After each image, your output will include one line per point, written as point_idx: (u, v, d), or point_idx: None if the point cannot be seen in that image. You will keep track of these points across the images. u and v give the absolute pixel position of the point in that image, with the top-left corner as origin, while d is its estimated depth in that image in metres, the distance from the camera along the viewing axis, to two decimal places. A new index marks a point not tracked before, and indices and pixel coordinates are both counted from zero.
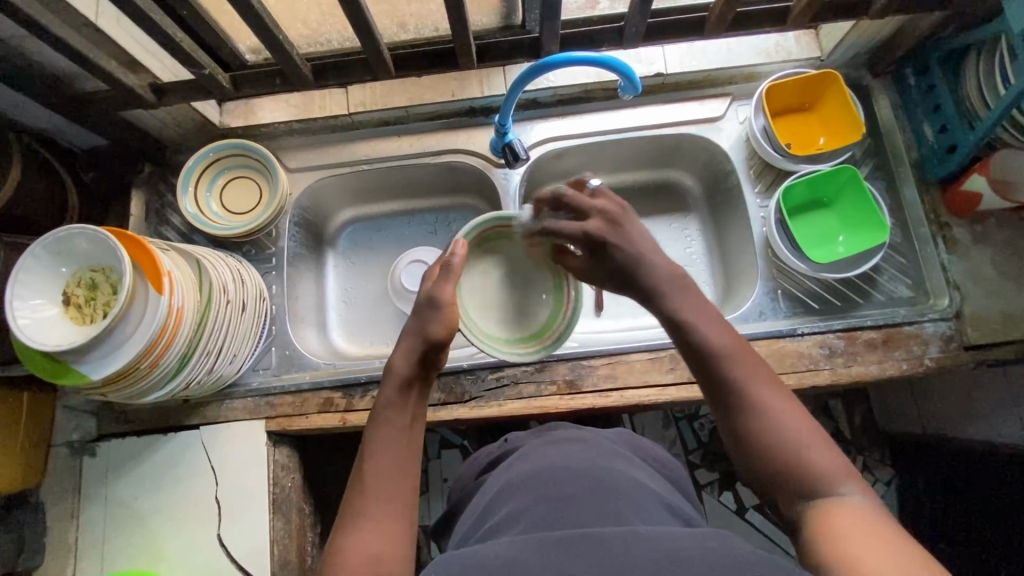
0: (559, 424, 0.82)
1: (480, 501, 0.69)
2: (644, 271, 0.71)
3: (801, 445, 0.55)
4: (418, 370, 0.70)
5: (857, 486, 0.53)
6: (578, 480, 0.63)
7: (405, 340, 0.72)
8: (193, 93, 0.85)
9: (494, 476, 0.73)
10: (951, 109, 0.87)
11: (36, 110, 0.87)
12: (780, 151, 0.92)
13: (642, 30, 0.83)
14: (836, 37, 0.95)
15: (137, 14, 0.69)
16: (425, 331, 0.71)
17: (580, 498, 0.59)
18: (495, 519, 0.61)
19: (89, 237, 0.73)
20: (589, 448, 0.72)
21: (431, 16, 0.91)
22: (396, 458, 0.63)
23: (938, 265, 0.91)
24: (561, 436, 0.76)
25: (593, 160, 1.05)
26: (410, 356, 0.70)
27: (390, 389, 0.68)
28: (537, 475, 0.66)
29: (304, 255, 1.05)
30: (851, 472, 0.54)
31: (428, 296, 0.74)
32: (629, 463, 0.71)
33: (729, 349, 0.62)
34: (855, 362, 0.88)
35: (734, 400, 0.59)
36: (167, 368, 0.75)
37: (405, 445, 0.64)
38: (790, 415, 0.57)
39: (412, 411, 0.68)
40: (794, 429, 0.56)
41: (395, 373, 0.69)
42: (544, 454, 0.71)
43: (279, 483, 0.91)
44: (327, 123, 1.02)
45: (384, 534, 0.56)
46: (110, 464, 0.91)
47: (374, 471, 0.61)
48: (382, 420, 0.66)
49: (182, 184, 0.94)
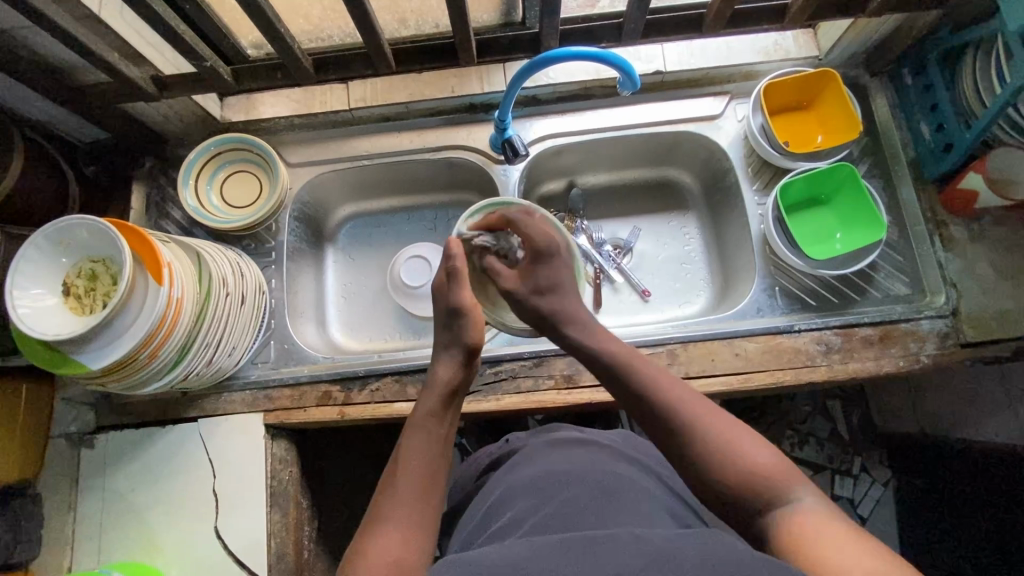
0: (560, 426, 0.82)
1: (484, 502, 0.70)
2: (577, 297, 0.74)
3: (748, 455, 0.56)
4: (462, 380, 0.71)
5: (806, 487, 0.54)
6: (582, 484, 0.63)
7: (449, 351, 0.73)
8: (194, 87, 0.86)
9: (497, 479, 0.73)
10: (949, 109, 0.87)
11: (38, 102, 0.88)
12: (777, 149, 0.92)
13: (641, 26, 0.84)
14: (834, 36, 0.96)
15: (139, 5, 0.70)
16: (461, 340, 0.72)
17: (586, 502, 0.60)
18: (500, 523, 0.62)
19: (90, 228, 0.73)
20: (588, 451, 0.73)
21: (432, 13, 0.92)
22: (427, 465, 0.64)
23: (935, 263, 0.91)
24: (562, 438, 0.77)
25: (592, 157, 1.06)
26: (459, 367, 0.72)
27: (434, 400, 0.69)
28: (539, 481, 0.66)
29: (303, 250, 1.05)
30: (798, 472, 0.55)
31: (450, 306, 0.73)
32: (635, 470, 0.71)
33: (662, 383, 0.63)
34: (852, 359, 0.88)
35: (680, 434, 0.59)
36: (166, 359, 0.76)
37: (438, 452, 0.65)
38: (735, 431, 0.58)
39: (450, 421, 0.69)
40: (741, 443, 0.57)
41: (439, 386, 0.70)
42: (545, 458, 0.71)
43: (276, 476, 0.91)
44: (327, 119, 1.02)
45: (402, 540, 0.57)
46: (108, 457, 0.91)
47: (403, 477, 0.62)
48: (423, 428, 0.67)
49: (184, 176, 0.95)
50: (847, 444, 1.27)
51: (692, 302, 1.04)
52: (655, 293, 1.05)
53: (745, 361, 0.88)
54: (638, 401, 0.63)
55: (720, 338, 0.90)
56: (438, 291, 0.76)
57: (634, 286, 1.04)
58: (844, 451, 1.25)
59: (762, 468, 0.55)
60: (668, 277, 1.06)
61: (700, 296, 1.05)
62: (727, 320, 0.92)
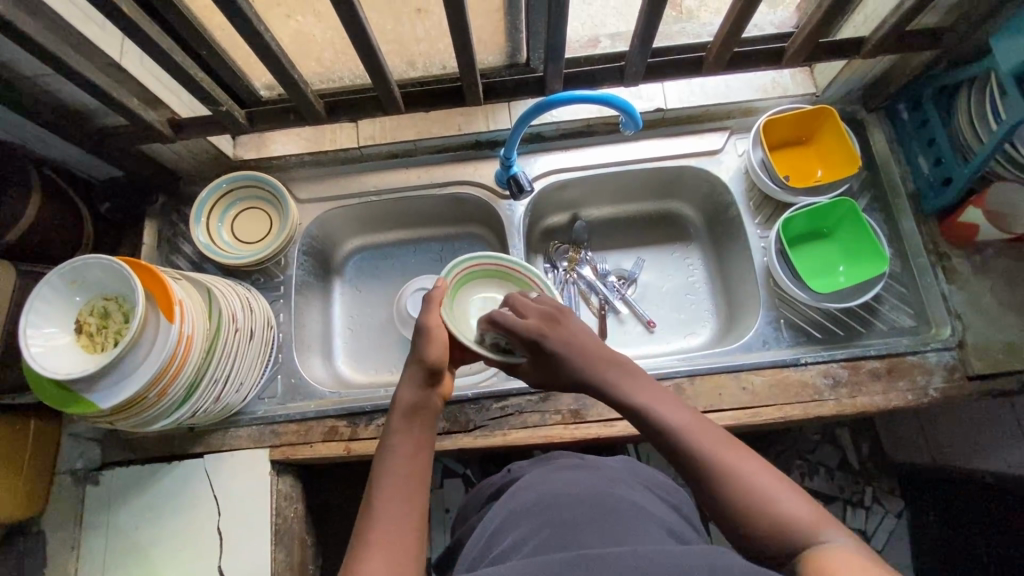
0: (563, 453, 0.81)
1: (485, 527, 0.69)
2: (574, 373, 0.72)
3: (776, 501, 0.55)
4: (423, 397, 0.70)
5: (837, 531, 0.53)
6: (586, 507, 0.63)
7: (409, 370, 0.72)
8: (208, 127, 0.88)
9: (498, 506, 0.72)
10: (946, 143, 0.89)
11: (55, 143, 0.90)
12: (778, 182, 0.94)
13: (643, 69, 0.86)
14: (830, 75, 0.99)
15: (160, 55, 0.72)
16: (424, 359, 0.71)
17: (581, 521, 0.60)
18: (501, 546, 0.61)
19: (103, 267, 0.75)
20: (592, 475, 0.72)
21: (439, 55, 0.93)
22: (403, 487, 0.63)
23: (940, 295, 0.92)
24: (563, 463, 0.76)
25: (596, 191, 1.07)
26: (416, 386, 0.71)
27: (396, 419, 0.69)
28: (545, 503, 0.65)
29: (311, 283, 1.06)
30: (826, 517, 0.54)
31: (416, 328, 0.74)
32: (641, 495, 0.70)
33: (684, 425, 0.63)
34: (860, 392, 0.88)
35: (707, 478, 0.59)
36: (175, 396, 0.76)
37: (414, 470, 0.65)
38: (760, 476, 0.58)
39: (418, 437, 0.68)
40: (765, 484, 0.57)
41: (400, 405, 0.70)
42: (549, 482, 0.71)
43: (281, 514, 0.90)
44: (337, 156, 1.05)
45: (387, 566, 0.56)
46: (112, 494, 0.91)
47: (379, 501, 0.62)
48: (389, 450, 0.67)
49: (196, 213, 0.97)
50: (857, 474, 1.25)
51: (697, 333, 1.05)
52: (660, 324, 1.06)
53: (753, 395, 0.88)
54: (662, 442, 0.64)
55: (727, 371, 0.90)
56: None
57: (640, 318, 1.05)
58: (854, 482, 1.24)
59: (789, 513, 0.55)
60: (672, 307, 1.07)
61: (705, 327, 1.05)
62: (733, 352, 0.93)
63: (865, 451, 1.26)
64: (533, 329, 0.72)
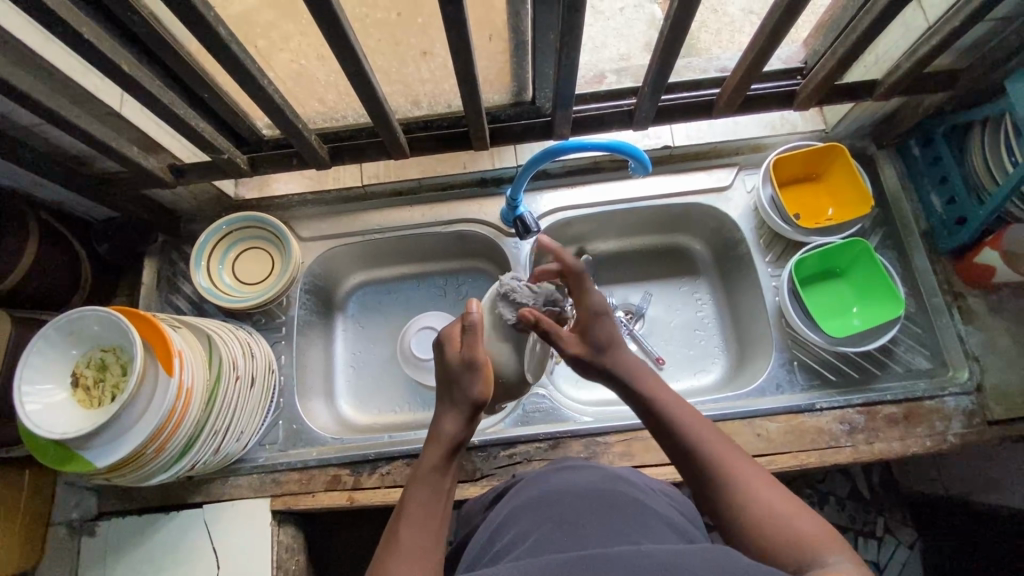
0: (566, 459, 0.74)
1: (485, 529, 0.64)
2: (617, 362, 0.70)
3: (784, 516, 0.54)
4: (467, 435, 0.66)
5: (839, 554, 0.50)
6: (592, 506, 0.58)
7: (456, 403, 0.66)
8: (209, 172, 0.87)
9: (497, 508, 0.67)
10: (959, 183, 0.87)
11: (52, 187, 0.89)
12: (788, 222, 0.92)
13: (653, 112, 0.85)
14: (840, 113, 0.98)
15: (161, 108, 0.71)
16: (468, 397, 0.66)
17: (584, 516, 0.56)
18: (499, 549, 0.57)
19: (100, 319, 0.72)
20: (596, 473, 0.66)
21: (444, 94, 0.91)
22: (429, 525, 0.59)
23: (956, 336, 0.90)
24: (566, 463, 0.71)
25: (602, 225, 1.05)
26: (463, 422, 0.66)
27: (437, 453, 0.64)
28: (546, 502, 0.60)
29: (314, 322, 1.04)
30: (832, 541, 0.51)
31: (463, 361, 0.66)
32: (650, 493, 0.65)
33: (697, 432, 0.63)
34: (877, 438, 0.86)
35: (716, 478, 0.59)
36: (173, 449, 0.74)
37: (440, 512, 0.61)
38: (771, 493, 0.56)
39: (451, 479, 0.64)
40: (772, 501, 0.56)
41: (443, 438, 0.65)
42: (553, 479, 0.66)
43: (282, 566, 0.88)
44: (340, 195, 1.04)
45: None
46: (108, 546, 0.88)
47: (406, 532, 0.58)
48: (425, 485, 0.62)
49: (196, 257, 0.95)
50: (868, 503, 1.18)
51: (707, 370, 1.02)
52: (669, 361, 1.03)
53: (767, 442, 0.86)
54: (675, 445, 0.64)
55: (741, 417, 0.88)
56: (450, 347, 0.68)
57: (648, 354, 1.03)
58: (866, 512, 1.17)
59: (794, 526, 0.53)
60: (682, 343, 1.04)
61: (715, 364, 1.03)
62: (748, 396, 0.91)
63: (876, 480, 1.20)
64: (590, 306, 0.71)
